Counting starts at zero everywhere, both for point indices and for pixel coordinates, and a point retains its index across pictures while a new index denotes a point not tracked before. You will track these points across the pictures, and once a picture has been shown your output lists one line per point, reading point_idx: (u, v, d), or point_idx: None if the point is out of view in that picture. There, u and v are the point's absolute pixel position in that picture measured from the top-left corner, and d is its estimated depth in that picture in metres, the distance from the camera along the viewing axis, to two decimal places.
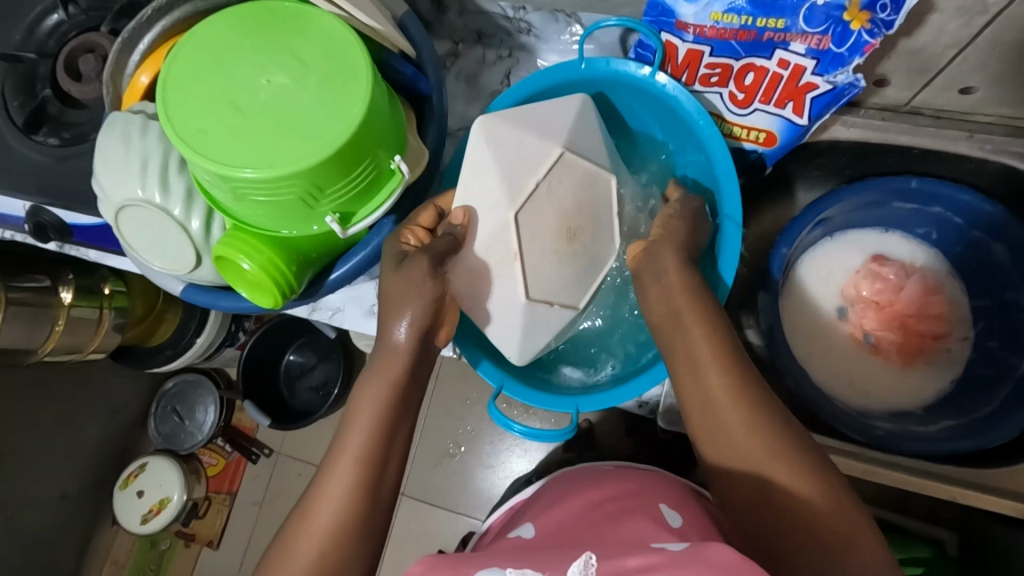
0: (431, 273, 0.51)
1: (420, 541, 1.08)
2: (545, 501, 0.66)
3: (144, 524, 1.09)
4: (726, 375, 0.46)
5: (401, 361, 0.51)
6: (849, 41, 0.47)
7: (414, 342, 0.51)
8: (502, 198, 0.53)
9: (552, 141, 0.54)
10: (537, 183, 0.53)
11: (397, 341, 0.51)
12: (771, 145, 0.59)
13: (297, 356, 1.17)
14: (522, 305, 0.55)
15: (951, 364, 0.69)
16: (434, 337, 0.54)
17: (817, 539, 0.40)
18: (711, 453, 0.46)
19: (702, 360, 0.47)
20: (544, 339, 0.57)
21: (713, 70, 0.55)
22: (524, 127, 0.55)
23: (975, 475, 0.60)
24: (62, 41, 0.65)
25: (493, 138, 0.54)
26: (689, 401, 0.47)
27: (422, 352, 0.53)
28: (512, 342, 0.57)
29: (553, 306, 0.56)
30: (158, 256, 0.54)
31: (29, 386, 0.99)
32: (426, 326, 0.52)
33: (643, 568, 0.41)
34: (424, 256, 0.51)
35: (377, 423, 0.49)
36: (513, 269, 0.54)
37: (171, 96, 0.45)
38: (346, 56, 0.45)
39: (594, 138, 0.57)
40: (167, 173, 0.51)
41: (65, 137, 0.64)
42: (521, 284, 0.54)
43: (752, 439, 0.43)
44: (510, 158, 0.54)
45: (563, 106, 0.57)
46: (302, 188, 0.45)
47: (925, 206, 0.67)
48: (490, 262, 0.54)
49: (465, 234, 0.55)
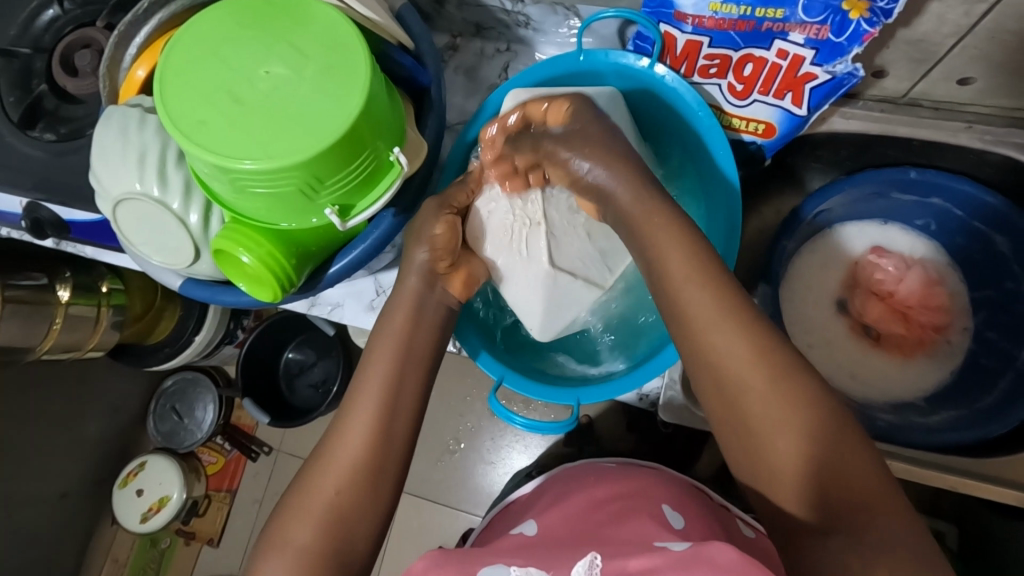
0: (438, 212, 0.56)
1: (420, 537, 1.08)
2: (548, 499, 0.66)
3: (144, 523, 1.09)
4: (748, 339, 0.42)
5: (410, 305, 0.55)
6: (848, 30, 0.47)
7: (423, 284, 0.55)
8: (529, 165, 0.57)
9: None
10: None
11: (408, 278, 0.56)
12: (770, 136, 0.59)
13: (296, 353, 1.16)
14: (546, 271, 0.57)
15: (952, 355, 0.69)
16: (446, 285, 0.56)
17: (850, 504, 0.38)
18: (733, 416, 0.43)
19: (718, 324, 0.43)
20: (565, 316, 0.59)
21: (712, 61, 0.55)
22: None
23: (976, 465, 0.60)
24: (58, 36, 0.65)
25: None
26: (706, 365, 0.44)
27: (426, 304, 0.55)
28: (535, 313, 0.59)
29: (576, 279, 0.58)
30: (157, 250, 0.54)
31: (28, 385, 0.99)
32: (433, 267, 0.56)
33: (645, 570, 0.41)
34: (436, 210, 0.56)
35: (384, 398, 0.51)
36: (539, 233, 0.57)
37: (170, 87, 0.44)
38: (344, 47, 0.45)
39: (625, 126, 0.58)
40: (166, 166, 0.51)
41: (61, 132, 0.64)
42: (546, 251, 0.57)
43: (770, 403, 0.41)
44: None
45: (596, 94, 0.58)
46: (301, 180, 0.45)
47: (925, 198, 0.67)
48: (517, 224, 0.58)
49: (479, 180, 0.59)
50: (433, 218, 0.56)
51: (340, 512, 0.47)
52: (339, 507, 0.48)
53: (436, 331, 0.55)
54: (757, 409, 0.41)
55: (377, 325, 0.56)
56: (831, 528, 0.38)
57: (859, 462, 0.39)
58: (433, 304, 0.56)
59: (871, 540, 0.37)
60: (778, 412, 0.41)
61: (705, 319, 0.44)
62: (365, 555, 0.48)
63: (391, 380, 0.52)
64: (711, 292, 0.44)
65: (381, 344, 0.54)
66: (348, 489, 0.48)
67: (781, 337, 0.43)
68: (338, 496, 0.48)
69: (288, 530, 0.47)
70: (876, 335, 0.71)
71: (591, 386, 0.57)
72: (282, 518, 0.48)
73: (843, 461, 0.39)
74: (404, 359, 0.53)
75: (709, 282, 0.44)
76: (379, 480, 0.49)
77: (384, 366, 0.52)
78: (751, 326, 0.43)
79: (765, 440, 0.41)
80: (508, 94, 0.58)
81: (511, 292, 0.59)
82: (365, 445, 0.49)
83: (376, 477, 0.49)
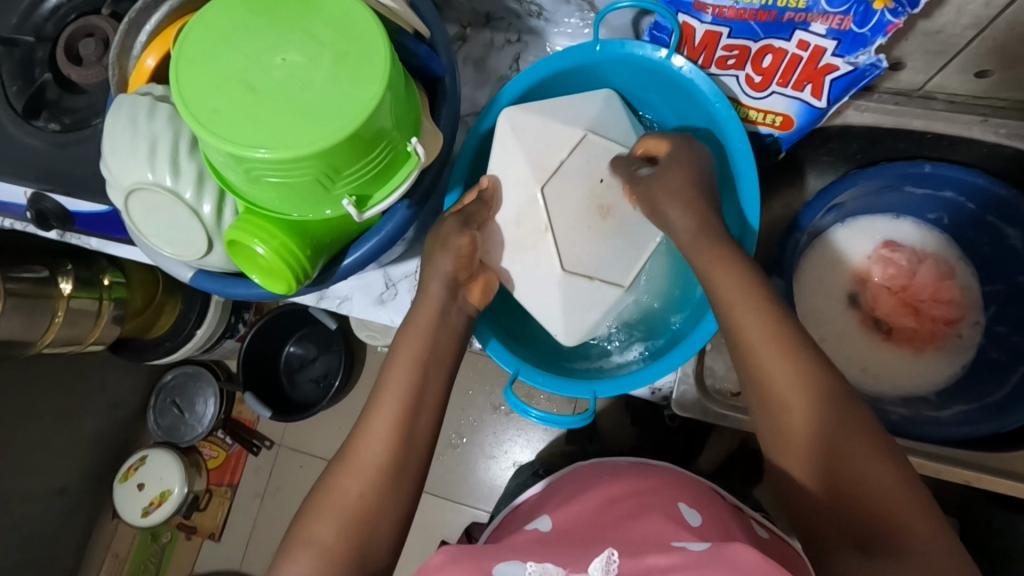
0: (461, 226, 0.54)
1: (425, 531, 1.08)
2: (561, 496, 0.65)
3: (145, 517, 1.08)
4: (791, 360, 0.45)
5: (434, 308, 0.54)
6: (871, 21, 0.46)
7: (445, 292, 0.54)
8: (528, 174, 0.56)
9: (574, 126, 0.58)
10: (563, 159, 0.57)
11: (430, 285, 0.54)
12: (788, 128, 0.59)
13: (297, 348, 1.16)
14: (558, 277, 0.56)
15: (963, 349, 0.70)
16: (465, 295, 0.56)
17: (878, 520, 0.40)
18: (776, 431, 0.45)
19: (759, 341, 0.46)
20: (589, 316, 0.58)
21: (730, 52, 0.54)
22: (548, 115, 0.58)
23: (989, 459, 0.60)
24: (61, 24, 0.64)
25: (521, 122, 0.57)
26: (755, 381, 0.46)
27: (448, 313, 0.54)
28: (556, 319, 0.57)
29: (594, 281, 0.57)
30: (167, 242, 0.53)
31: (28, 379, 0.98)
32: (455, 278, 0.55)
33: (668, 567, 0.43)
34: (453, 217, 0.54)
35: (407, 387, 0.51)
36: (547, 241, 0.56)
37: (183, 74, 0.44)
38: (360, 36, 0.44)
39: (618, 125, 0.60)
40: (177, 155, 0.50)
41: (65, 123, 0.63)
42: (555, 255, 0.56)
43: (805, 416, 0.44)
44: (534, 143, 0.57)
45: (588, 99, 0.60)
46: (319, 169, 0.44)
47: (938, 191, 0.67)
48: (524, 232, 0.57)
49: (493, 198, 0.57)
50: (456, 232, 0.54)
51: (357, 522, 0.47)
52: (356, 518, 0.47)
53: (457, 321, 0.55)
54: (792, 418, 0.44)
55: (400, 329, 0.55)
56: (863, 541, 0.40)
57: (888, 473, 0.41)
58: (458, 309, 0.55)
59: (896, 552, 0.39)
60: (812, 423, 0.43)
61: (746, 329, 0.47)
62: (383, 549, 0.48)
63: (414, 376, 0.52)
64: (756, 297, 0.47)
65: (404, 348, 0.53)
66: (371, 492, 0.48)
67: (820, 361, 0.45)
68: (362, 498, 0.48)
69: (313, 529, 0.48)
70: (887, 329, 0.71)
71: (607, 379, 0.56)
72: (305, 518, 0.48)
73: (873, 477, 0.41)
74: (426, 363, 0.53)
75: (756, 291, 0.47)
76: (398, 476, 0.49)
77: (405, 368, 0.52)
78: (785, 333, 0.46)
79: (801, 453, 0.44)
80: (503, 115, 0.58)
81: (527, 297, 0.58)
82: (387, 450, 0.49)
83: (393, 476, 0.49)
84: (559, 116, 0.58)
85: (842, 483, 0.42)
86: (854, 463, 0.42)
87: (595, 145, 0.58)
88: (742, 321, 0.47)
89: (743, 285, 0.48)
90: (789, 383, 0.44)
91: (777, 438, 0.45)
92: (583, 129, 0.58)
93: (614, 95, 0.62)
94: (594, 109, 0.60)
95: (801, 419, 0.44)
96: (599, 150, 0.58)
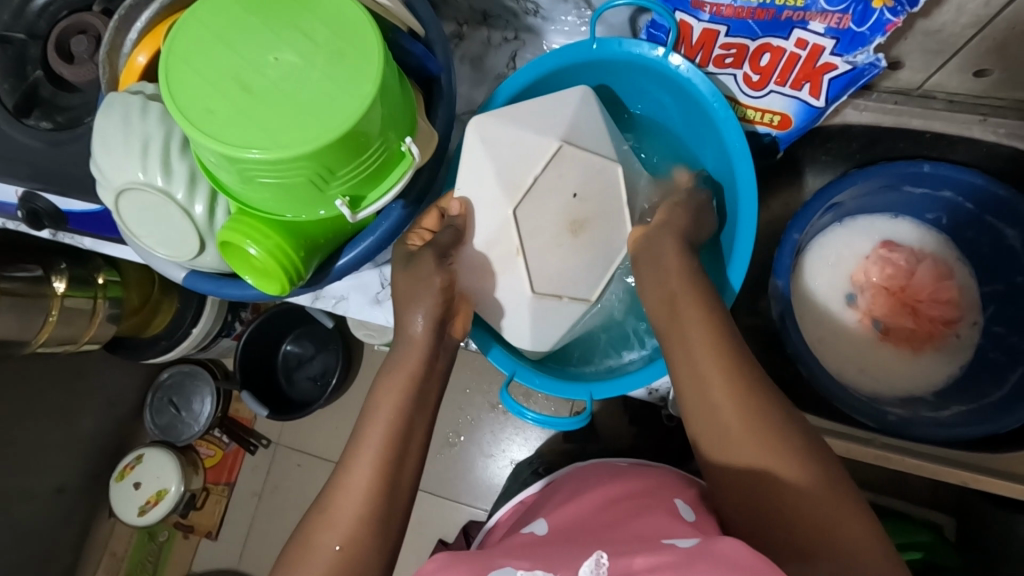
0: (439, 266, 0.54)
1: (421, 529, 1.08)
2: (560, 496, 0.65)
3: (143, 516, 1.07)
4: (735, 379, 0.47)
5: (420, 354, 0.54)
6: (870, 20, 0.46)
7: (433, 334, 0.54)
8: (499, 194, 0.54)
9: (548, 136, 0.54)
10: (536, 176, 0.54)
11: (414, 329, 0.54)
12: (785, 128, 0.59)
13: (294, 347, 1.15)
14: (529, 299, 0.55)
15: (962, 349, 0.69)
16: (449, 330, 0.56)
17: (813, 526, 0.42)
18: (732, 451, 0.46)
19: (708, 372, 0.48)
20: (554, 332, 0.58)
21: (728, 50, 0.54)
22: (521, 125, 0.55)
23: (988, 460, 0.60)
24: (53, 21, 0.63)
25: (491, 137, 0.55)
26: (696, 408, 0.48)
27: (436, 352, 0.55)
28: (524, 336, 0.58)
29: (561, 300, 0.56)
30: (160, 242, 0.52)
31: (24, 378, 0.97)
32: (442, 319, 0.54)
33: (651, 568, 0.43)
34: (430, 254, 0.54)
35: (398, 407, 0.52)
36: (516, 264, 0.54)
37: (174, 74, 0.43)
38: (356, 33, 0.43)
39: (595, 130, 0.57)
40: (169, 154, 0.49)
41: (58, 121, 0.63)
42: (525, 278, 0.54)
43: (758, 435, 0.45)
44: (506, 157, 0.55)
45: (562, 100, 0.57)
46: (312, 170, 0.43)
47: (936, 191, 0.66)
48: (493, 257, 0.55)
49: (464, 226, 0.56)
50: (431, 271, 0.53)
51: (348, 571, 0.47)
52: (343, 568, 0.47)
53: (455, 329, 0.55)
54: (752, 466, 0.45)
55: (386, 361, 0.55)
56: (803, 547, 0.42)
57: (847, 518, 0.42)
58: (445, 350, 0.56)
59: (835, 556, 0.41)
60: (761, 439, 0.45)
61: (709, 375, 0.48)
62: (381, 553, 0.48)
63: (410, 391, 0.53)
64: (716, 342, 0.49)
65: (390, 383, 0.53)
66: (354, 543, 0.47)
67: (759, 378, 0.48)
68: (342, 552, 0.47)
69: (318, 535, 0.48)
70: (884, 329, 0.70)
71: (604, 381, 0.56)
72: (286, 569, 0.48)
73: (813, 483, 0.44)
74: None
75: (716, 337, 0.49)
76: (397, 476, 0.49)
77: (392, 408, 0.52)
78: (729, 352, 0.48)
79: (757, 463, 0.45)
80: (471, 124, 0.56)
81: (508, 321, 0.57)
82: (367, 500, 0.49)
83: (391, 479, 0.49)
84: (532, 127, 0.55)
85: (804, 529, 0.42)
86: (816, 508, 0.43)
87: (571, 157, 0.55)
88: (704, 368, 0.48)
89: (706, 331, 0.49)
90: (750, 431, 0.46)
91: (738, 489, 0.46)
92: (557, 138, 0.55)
93: (588, 90, 0.59)
94: (568, 114, 0.56)
95: (754, 453, 0.45)
96: (575, 164, 0.55)
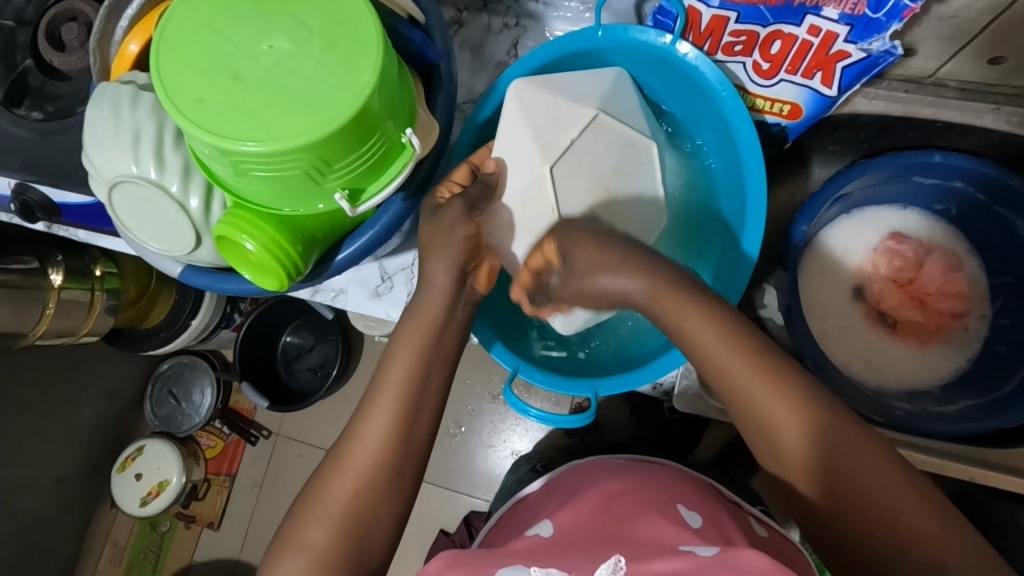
0: (467, 214, 0.52)
1: (422, 518, 1.08)
2: (558, 497, 0.64)
3: (144, 507, 1.07)
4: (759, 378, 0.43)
5: (440, 301, 0.52)
6: (885, 6, 0.44)
7: (454, 281, 0.52)
8: (535, 154, 0.54)
9: (586, 104, 0.55)
10: (571, 140, 0.54)
11: (428, 302, 0.52)
12: (796, 118, 0.57)
13: (293, 338, 1.14)
14: None
15: (968, 343, 0.69)
16: (471, 280, 0.54)
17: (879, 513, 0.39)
18: (777, 453, 0.43)
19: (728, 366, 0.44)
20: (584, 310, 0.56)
21: (737, 37, 0.53)
22: (558, 92, 0.56)
23: (996, 455, 0.59)
24: (42, 8, 0.61)
25: (526, 104, 0.55)
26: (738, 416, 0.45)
27: (456, 303, 0.52)
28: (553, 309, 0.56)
29: None
30: (154, 236, 0.51)
31: (21, 370, 0.96)
32: (464, 267, 0.53)
33: None
34: (459, 201, 0.53)
35: (403, 393, 0.49)
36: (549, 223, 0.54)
37: (166, 61, 0.42)
38: (353, 21, 0.42)
39: (630, 106, 0.58)
40: (162, 147, 0.48)
41: (49, 111, 0.61)
42: None
43: (799, 435, 0.42)
44: (543, 121, 0.55)
45: (598, 78, 0.58)
46: (308, 163, 0.42)
47: (946, 181, 0.65)
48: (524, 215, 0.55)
49: (497, 183, 0.56)
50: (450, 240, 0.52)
51: (347, 556, 0.46)
52: (343, 551, 0.46)
53: (466, 322, 0.54)
54: (804, 472, 0.42)
55: (401, 321, 0.53)
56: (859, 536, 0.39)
57: (933, 521, 0.38)
58: (464, 301, 0.53)
59: (897, 544, 0.38)
60: (803, 437, 0.41)
61: (761, 405, 0.43)
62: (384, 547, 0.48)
63: (414, 375, 0.50)
64: (777, 381, 0.42)
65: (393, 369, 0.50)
66: (351, 531, 0.46)
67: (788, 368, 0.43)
68: (352, 524, 0.46)
69: (306, 528, 0.47)
70: (892, 322, 0.69)
71: (609, 378, 0.55)
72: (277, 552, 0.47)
73: (871, 471, 0.40)
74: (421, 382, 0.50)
75: (763, 371, 0.43)
76: (399, 473, 0.48)
77: (395, 396, 0.49)
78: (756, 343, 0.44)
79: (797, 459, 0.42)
80: (512, 88, 0.56)
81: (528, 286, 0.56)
82: (369, 492, 0.47)
83: (394, 476, 0.48)
84: (568, 94, 0.56)
85: (882, 517, 0.39)
86: (886, 506, 0.39)
87: (604, 128, 0.55)
88: (762, 407, 0.43)
89: (757, 369, 0.43)
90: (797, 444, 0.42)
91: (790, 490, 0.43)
92: (595, 107, 0.55)
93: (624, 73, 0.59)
94: (603, 87, 0.57)
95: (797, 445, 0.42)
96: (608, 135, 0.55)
